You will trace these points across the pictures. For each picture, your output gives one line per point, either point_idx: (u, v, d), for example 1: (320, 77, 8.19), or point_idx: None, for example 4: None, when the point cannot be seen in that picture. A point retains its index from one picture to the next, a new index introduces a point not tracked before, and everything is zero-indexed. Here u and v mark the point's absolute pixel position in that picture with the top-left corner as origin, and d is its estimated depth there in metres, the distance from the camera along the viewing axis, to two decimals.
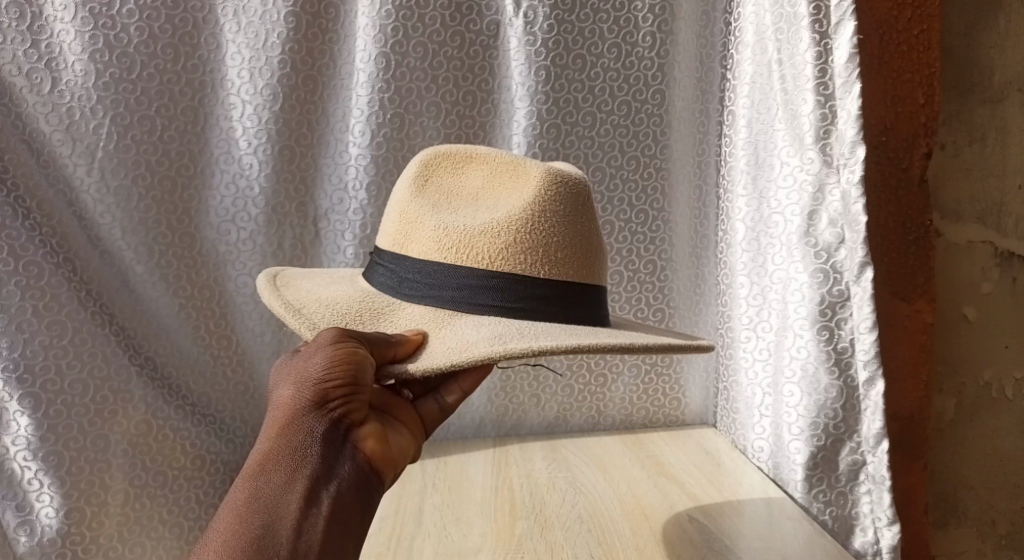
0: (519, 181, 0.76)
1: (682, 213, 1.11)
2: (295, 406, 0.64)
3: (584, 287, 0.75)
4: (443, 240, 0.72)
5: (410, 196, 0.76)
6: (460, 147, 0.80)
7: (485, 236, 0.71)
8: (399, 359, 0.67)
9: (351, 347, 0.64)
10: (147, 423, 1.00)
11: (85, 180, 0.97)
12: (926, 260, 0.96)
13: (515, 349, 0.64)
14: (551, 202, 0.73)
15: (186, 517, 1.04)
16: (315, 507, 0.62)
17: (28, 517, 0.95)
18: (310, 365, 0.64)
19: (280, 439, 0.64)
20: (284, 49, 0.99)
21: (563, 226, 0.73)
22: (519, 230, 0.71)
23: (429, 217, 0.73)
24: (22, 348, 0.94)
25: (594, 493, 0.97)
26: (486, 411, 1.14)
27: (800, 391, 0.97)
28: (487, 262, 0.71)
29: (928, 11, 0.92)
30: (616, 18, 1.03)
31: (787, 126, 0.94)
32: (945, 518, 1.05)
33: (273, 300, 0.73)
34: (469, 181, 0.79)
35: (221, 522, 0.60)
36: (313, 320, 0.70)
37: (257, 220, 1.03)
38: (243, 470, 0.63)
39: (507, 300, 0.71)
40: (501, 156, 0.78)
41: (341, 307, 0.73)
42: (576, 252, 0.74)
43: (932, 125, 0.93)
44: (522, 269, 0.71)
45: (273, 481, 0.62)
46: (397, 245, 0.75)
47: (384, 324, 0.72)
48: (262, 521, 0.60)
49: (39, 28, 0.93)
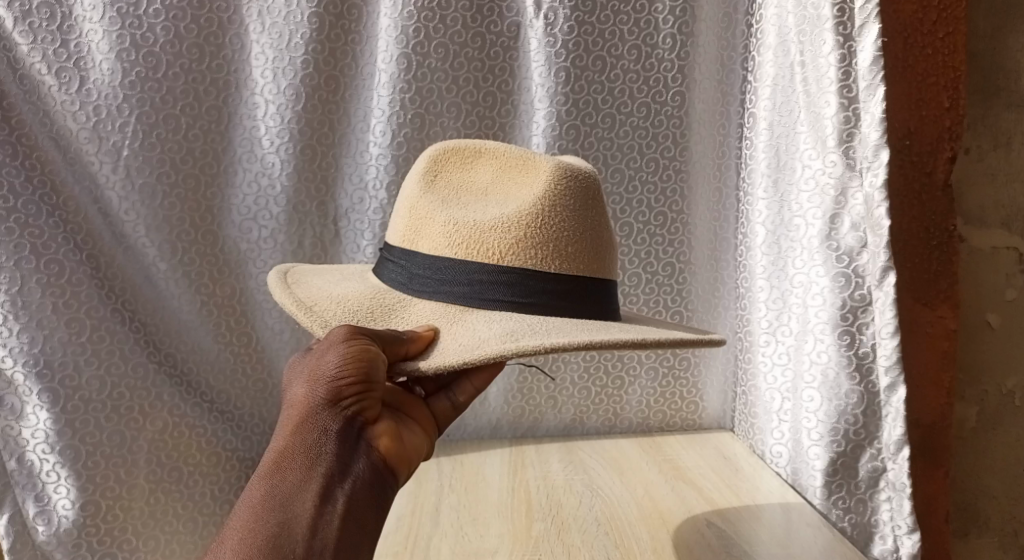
0: (528, 175, 0.76)
1: (702, 215, 1.10)
2: (309, 404, 0.64)
3: (597, 283, 0.75)
4: (453, 236, 0.72)
5: (420, 192, 0.77)
6: (469, 142, 0.80)
7: (495, 231, 0.71)
8: (410, 356, 0.67)
9: (363, 345, 0.64)
10: (164, 420, 1.01)
11: (110, 177, 0.98)
12: (949, 266, 0.94)
13: (527, 347, 0.64)
14: (560, 196, 0.73)
15: (201, 512, 1.05)
16: (330, 505, 0.63)
17: (46, 508, 0.97)
18: (323, 363, 0.64)
19: (295, 438, 0.64)
20: (308, 49, 1.00)
21: (573, 220, 0.73)
22: (529, 225, 0.71)
23: (439, 212, 0.74)
24: (42, 343, 0.95)
25: (611, 496, 0.97)
26: (502, 412, 1.14)
27: (820, 396, 0.96)
28: (497, 257, 0.71)
29: (954, 14, 0.91)
30: (637, 19, 1.03)
31: (809, 129, 0.94)
32: (966, 527, 1.03)
33: (284, 298, 0.74)
34: (478, 176, 0.79)
35: (238, 520, 0.61)
36: (325, 318, 0.71)
37: (278, 218, 1.04)
38: (258, 468, 0.64)
39: (517, 296, 0.71)
40: (510, 151, 0.78)
41: (352, 304, 0.73)
42: (586, 245, 0.74)
43: (956, 129, 0.92)
44: (532, 263, 0.71)
45: (288, 479, 0.63)
46: (408, 241, 0.75)
47: (395, 321, 0.72)
48: (278, 519, 0.61)
49: (69, 27, 0.94)
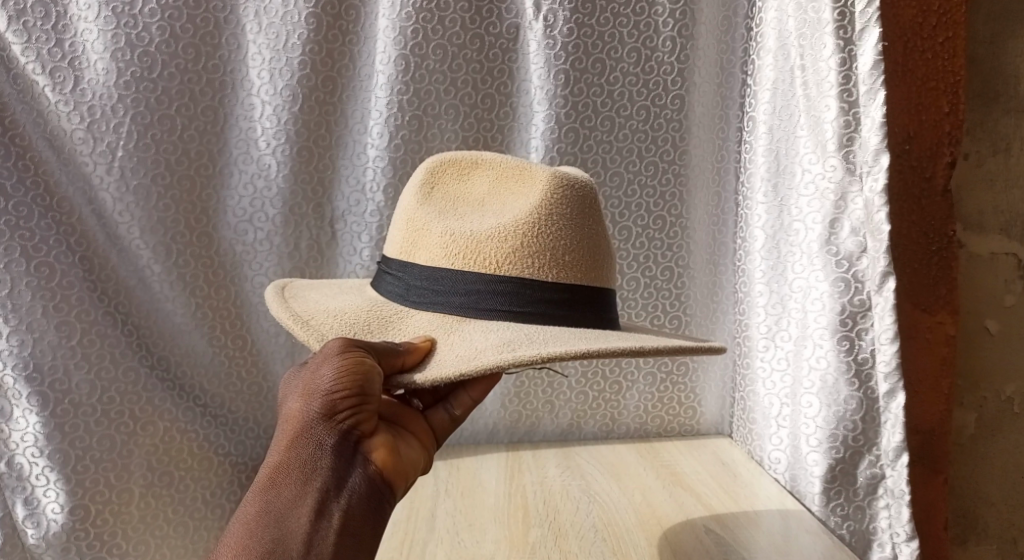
0: (525, 185, 0.76)
1: (701, 220, 1.10)
2: (304, 419, 0.63)
3: (595, 290, 0.74)
4: (450, 246, 0.71)
5: (416, 203, 0.76)
6: (465, 154, 0.80)
7: (492, 241, 0.70)
8: (406, 367, 0.66)
9: (358, 357, 0.63)
10: (155, 424, 1.00)
11: (104, 178, 0.97)
12: (948, 272, 0.94)
13: (523, 357, 0.63)
14: (556, 205, 0.73)
15: (191, 517, 1.03)
16: (325, 520, 0.62)
17: (35, 512, 0.95)
18: (319, 377, 0.63)
19: (290, 453, 0.63)
20: (305, 50, 0.99)
21: (570, 229, 0.73)
22: (525, 234, 0.71)
23: (435, 223, 0.73)
24: (31, 346, 0.94)
25: (608, 502, 0.96)
26: (499, 417, 1.13)
27: (819, 402, 0.96)
28: (494, 267, 0.70)
29: (954, 19, 0.91)
30: (637, 22, 1.03)
31: (810, 133, 0.94)
32: (964, 535, 1.03)
33: (281, 313, 0.73)
34: (475, 186, 0.78)
35: (233, 536, 0.61)
36: (322, 331, 0.70)
37: (274, 220, 1.03)
38: (254, 483, 0.63)
39: (514, 306, 0.70)
40: (506, 162, 0.78)
41: (350, 317, 0.72)
42: (583, 254, 0.73)
43: (956, 134, 0.92)
44: (529, 272, 0.70)
45: (283, 495, 0.62)
46: (405, 253, 0.74)
47: (392, 333, 0.71)
48: (272, 536, 0.61)
49: (63, 27, 0.93)
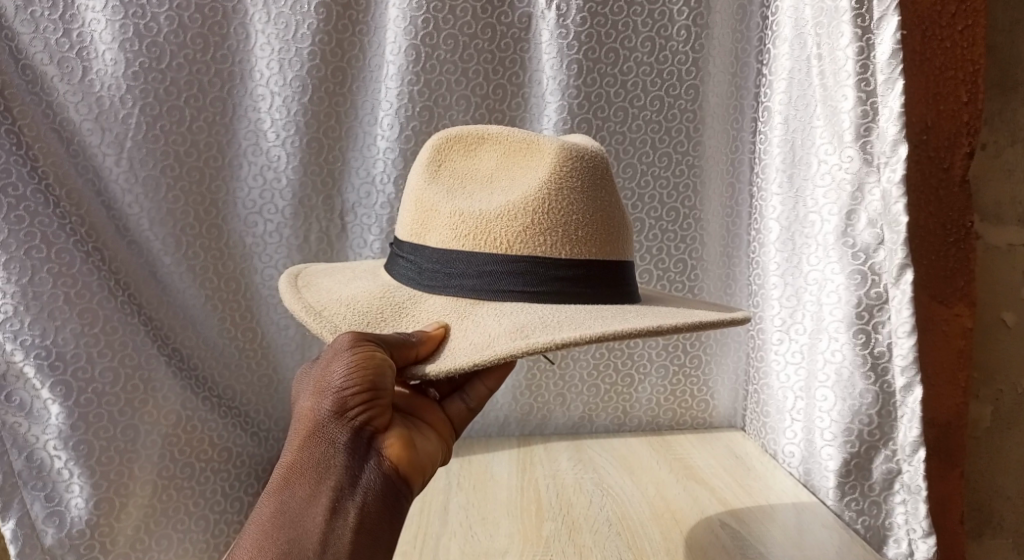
0: (534, 159, 0.74)
1: (714, 210, 1.08)
2: (316, 417, 0.63)
3: (610, 266, 0.73)
4: (459, 228, 0.70)
5: (424, 183, 0.75)
6: (471, 128, 0.78)
7: (502, 220, 0.70)
8: (421, 358, 0.66)
9: (369, 351, 0.62)
10: (176, 414, 1.00)
11: (114, 170, 0.96)
12: (966, 263, 0.93)
13: (536, 344, 0.63)
14: (566, 179, 0.71)
15: (212, 510, 1.03)
16: (340, 518, 0.62)
17: (57, 508, 0.95)
18: (329, 374, 0.63)
19: (304, 452, 0.63)
20: (314, 40, 0.98)
21: (580, 203, 0.71)
22: (536, 212, 0.70)
23: (444, 204, 0.72)
24: (53, 335, 0.93)
25: (621, 496, 0.95)
26: (512, 408, 1.12)
27: (834, 395, 0.95)
28: (505, 247, 0.69)
29: (974, 6, 0.89)
30: (651, 11, 1.01)
31: (826, 123, 0.93)
32: (980, 528, 1.02)
33: (294, 303, 0.73)
34: (483, 162, 0.76)
35: (249, 537, 0.61)
36: (334, 322, 0.70)
37: (284, 213, 1.02)
38: (270, 483, 0.63)
39: (527, 285, 0.69)
40: (514, 135, 0.76)
41: (362, 305, 0.72)
42: (596, 228, 0.72)
43: (975, 123, 0.90)
44: (541, 251, 0.70)
45: (297, 495, 0.62)
46: (415, 236, 0.73)
47: (405, 321, 0.70)
48: (288, 537, 0.61)
49: (71, 16, 0.92)
